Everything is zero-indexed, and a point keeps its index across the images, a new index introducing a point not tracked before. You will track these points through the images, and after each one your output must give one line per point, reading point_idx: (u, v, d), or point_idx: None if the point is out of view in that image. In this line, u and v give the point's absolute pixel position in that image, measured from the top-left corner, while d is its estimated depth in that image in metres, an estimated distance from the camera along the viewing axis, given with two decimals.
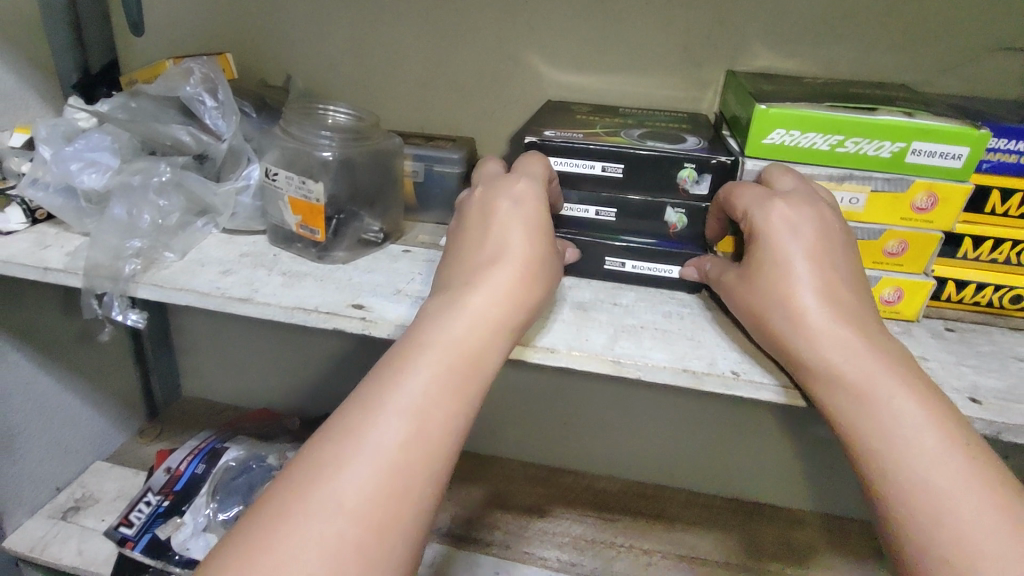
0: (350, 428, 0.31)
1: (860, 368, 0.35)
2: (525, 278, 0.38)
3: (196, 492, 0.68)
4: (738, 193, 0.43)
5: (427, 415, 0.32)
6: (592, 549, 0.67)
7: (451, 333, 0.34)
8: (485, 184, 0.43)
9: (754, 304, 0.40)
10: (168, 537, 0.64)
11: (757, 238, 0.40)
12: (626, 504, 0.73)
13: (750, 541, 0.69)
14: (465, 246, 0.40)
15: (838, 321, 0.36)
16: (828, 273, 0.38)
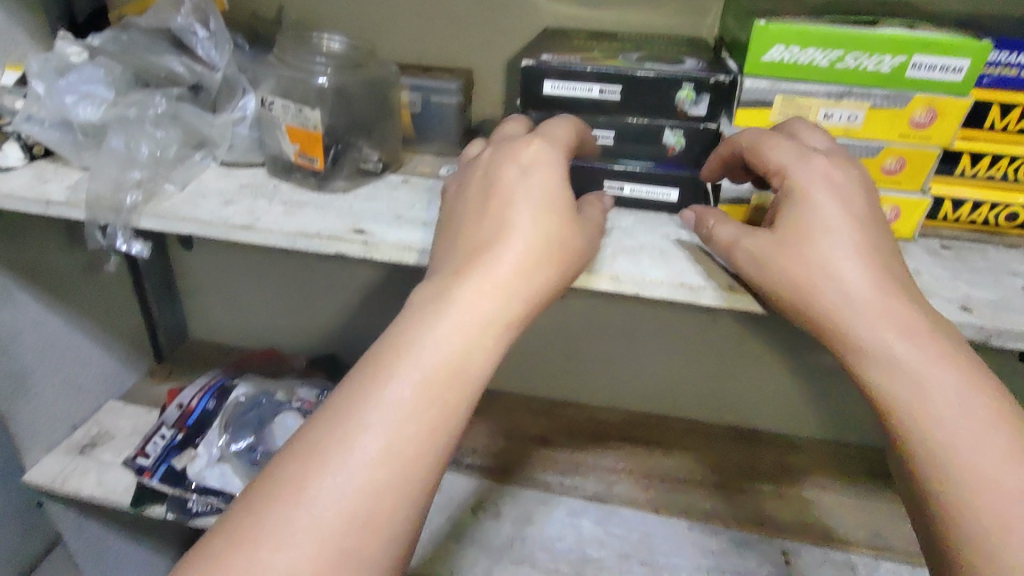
0: (327, 445, 0.30)
1: (894, 362, 0.34)
2: (519, 273, 0.36)
3: (209, 425, 0.70)
4: (773, 145, 0.40)
5: (401, 433, 0.31)
6: (595, 474, 0.69)
7: (436, 338, 0.33)
8: (495, 148, 0.41)
9: (777, 281, 0.39)
10: (184, 467, 0.65)
11: (794, 202, 0.39)
12: (627, 432, 0.75)
13: (747, 465, 0.72)
14: (467, 225, 0.38)
15: (871, 308, 0.35)
16: (866, 254, 0.37)
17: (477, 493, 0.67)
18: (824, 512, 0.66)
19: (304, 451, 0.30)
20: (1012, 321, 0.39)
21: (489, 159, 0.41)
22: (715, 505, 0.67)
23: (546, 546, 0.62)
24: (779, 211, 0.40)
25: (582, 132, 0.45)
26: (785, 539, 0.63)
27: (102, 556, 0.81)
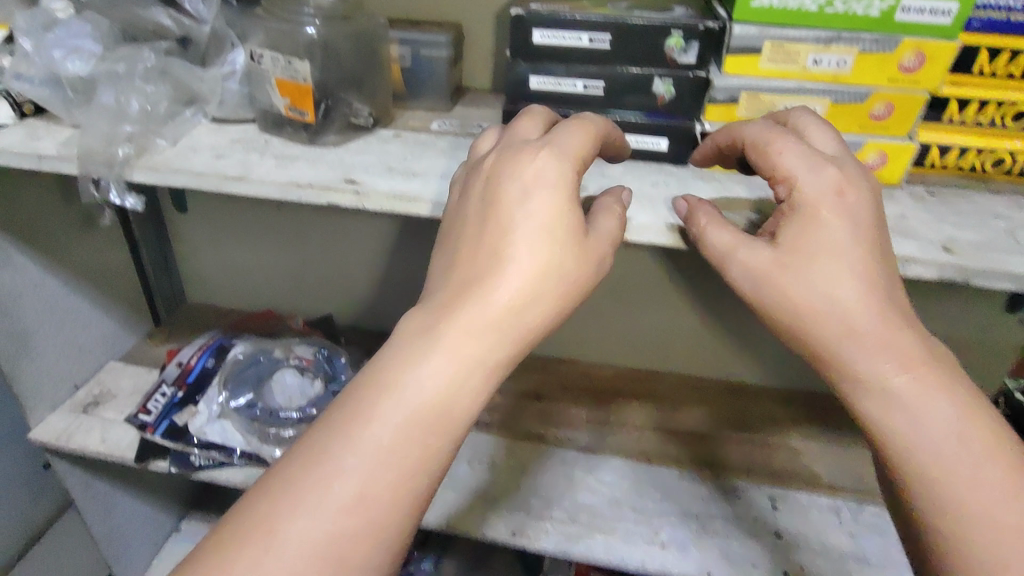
0: (307, 485, 0.32)
1: (876, 394, 0.35)
2: (512, 311, 0.36)
3: (208, 383, 0.71)
4: (780, 148, 0.39)
5: (378, 475, 0.33)
6: (588, 426, 0.71)
7: (419, 378, 0.34)
8: (502, 156, 0.39)
9: (765, 303, 0.39)
10: (185, 423, 0.67)
11: (797, 219, 0.38)
12: (620, 387, 0.77)
13: (736, 416, 0.74)
14: (465, 249, 0.37)
15: (850, 340, 0.36)
16: (870, 283, 0.36)
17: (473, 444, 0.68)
18: (811, 461, 0.68)
19: (279, 488, 0.32)
20: (993, 261, 0.40)
21: (494, 167, 0.39)
22: (706, 455, 0.68)
23: (541, 494, 0.63)
24: (780, 224, 0.39)
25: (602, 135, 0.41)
26: (773, 487, 0.65)
27: (109, 511, 0.84)
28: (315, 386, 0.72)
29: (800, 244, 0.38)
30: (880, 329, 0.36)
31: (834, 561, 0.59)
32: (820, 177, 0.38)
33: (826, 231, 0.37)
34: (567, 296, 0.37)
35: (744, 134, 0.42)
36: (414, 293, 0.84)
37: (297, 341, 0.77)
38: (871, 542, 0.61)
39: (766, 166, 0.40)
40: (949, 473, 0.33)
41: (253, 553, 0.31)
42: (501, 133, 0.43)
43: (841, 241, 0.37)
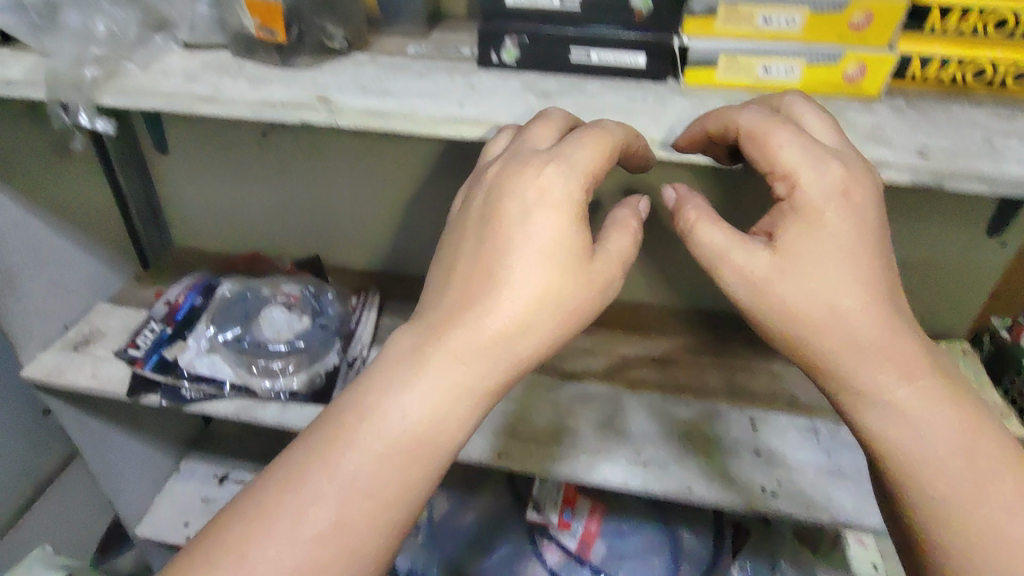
0: (285, 506, 0.36)
1: (871, 398, 0.39)
2: (502, 339, 0.39)
3: (197, 320, 0.72)
4: (780, 141, 0.40)
5: (349, 502, 0.37)
6: (573, 356, 0.72)
7: (404, 407, 0.38)
8: (505, 167, 0.40)
9: (762, 314, 0.40)
10: (175, 357, 0.67)
11: (797, 229, 0.39)
12: (606, 318, 0.78)
13: (720, 345, 0.75)
14: (463, 271, 0.40)
15: (848, 350, 0.39)
16: (873, 294, 0.39)
17: None
18: (791, 385, 0.70)
19: (253, 510, 0.37)
20: (964, 164, 0.41)
21: (505, 174, 0.40)
22: (688, 382, 0.70)
23: (525, 418, 0.65)
24: (778, 226, 0.40)
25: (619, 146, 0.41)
26: (753, 409, 0.67)
27: (106, 449, 0.86)
28: (303, 320, 0.73)
29: (799, 245, 0.39)
30: (880, 342, 0.39)
31: (810, 476, 0.61)
32: (825, 174, 0.39)
33: (832, 233, 0.39)
34: (569, 317, 0.39)
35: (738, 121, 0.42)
36: (400, 232, 0.84)
37: (284, 279, 0.77)
38: (847, 459, 0.63)
39: (765, 158, 0.40)
40: (935, 479, 0.37)
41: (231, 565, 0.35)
42: (516, 136, 0.43)
43: (846, 256, 0.39)
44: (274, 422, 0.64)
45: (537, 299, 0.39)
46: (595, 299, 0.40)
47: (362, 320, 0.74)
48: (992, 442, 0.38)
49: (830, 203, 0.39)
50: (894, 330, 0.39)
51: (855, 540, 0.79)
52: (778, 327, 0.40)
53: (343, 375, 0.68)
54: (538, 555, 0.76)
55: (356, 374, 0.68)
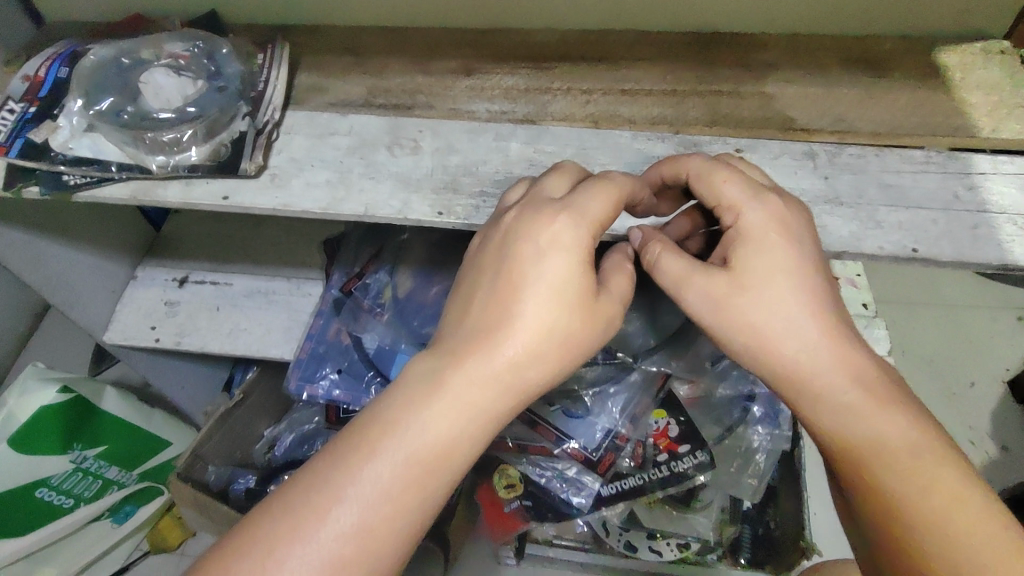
0: (314, 505, 0.40)
1: (820, 393, 0.45)
2: (516, 367, 0.44)
3: (65, 94, 0.59)
4: (723, 183, 0.48)
5: (376, 506, 0.40)
6: (526, 97, 0.61)
7: (426, 427, 0.42)
8: (523, 215, 0.46)
9: (729, 333, 0.46)
10: (46, 140, 0.56)
11: (748, 254, 0.46)
12: (569, 54, 0.65)
13: (705, 68, 0.62)
14: (480, 299, 0.46)
15: (801, 357, 0.45)
16: (819, 311, 0.45)
17: (394, 131, 0.59)
18: (786, 106, 0.59)
19: (279, 508, 0.40)
20: None
21: (521, 221, 0.46)
22: (664, 113, 0.59)
23: (470, 172, 0.56)
24: (729, 252, 0.47)
25: (625, 195, 0.47)
26: (740, 137, 0.57)
27: (38, 259, 0.79)
28: (197, 85, 0.60)
29: (749, 266, 0.46)
30: (829, 345, 0.45)
31: None
32: (765, 205, 0.47)
33: (773, 249, 0.46)
34: (576, 347, 0.45)
35: (686, 165, 0.50)
36: None
37: (167, 39, 0.63)
38: (842, 182, 0.54)
39: (712, 195, 0.48)
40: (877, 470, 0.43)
41: (261, 553, 0.39)
42: (530, 186, 0.50)
43: (789, 282, 0.45)
44: (180, 203, 0.55)
45: (551, 329, 0.44)
46: (596, 329, 0.46)
47: (269, 78, 0.61)
48: (935, 442, 0.43)
49: (769, 229, 0.46)
50: (845, 343, 0.45)
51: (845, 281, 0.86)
52: (739, 339, 0.46)
53: (252, 142, 0.57)
54: None
55: (266, 140, 0.58)
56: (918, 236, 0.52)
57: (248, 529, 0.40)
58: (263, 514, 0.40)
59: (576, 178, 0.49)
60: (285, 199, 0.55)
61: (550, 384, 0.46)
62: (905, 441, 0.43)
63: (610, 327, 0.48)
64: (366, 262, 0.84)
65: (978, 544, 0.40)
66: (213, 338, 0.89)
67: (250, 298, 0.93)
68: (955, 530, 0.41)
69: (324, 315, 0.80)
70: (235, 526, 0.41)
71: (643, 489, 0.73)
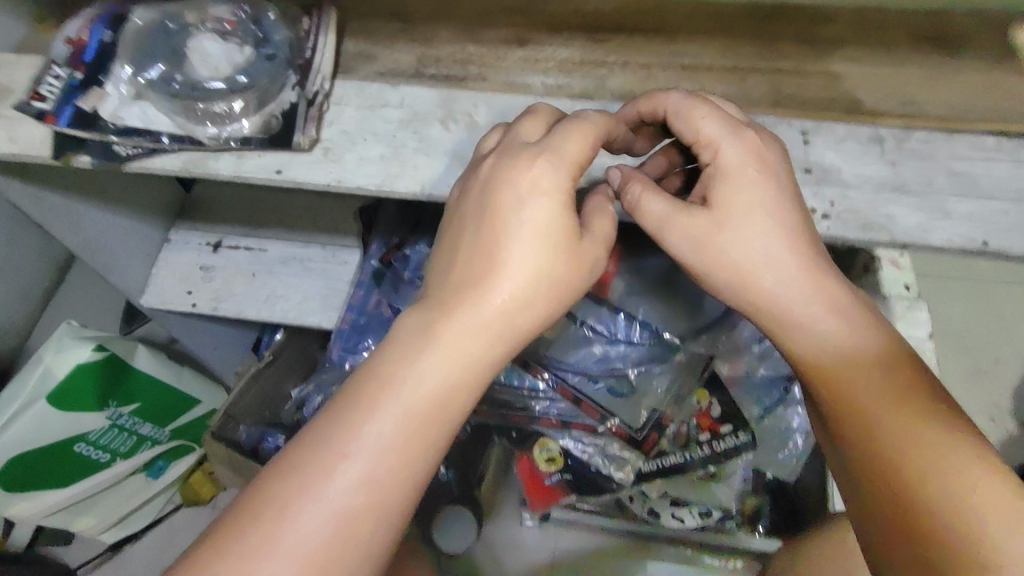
0: (321, 462, 0.40)
1: (795, 322, 0.47)
2: (506, 313, 0.45)
3: (110, 59, 0.57)
4: (699, 118, 0.49)
5: (382, 459, 0.41)
6: (581, 71, 0.59)
7: (423, 376, 0.43)
8: (501, 161, 0.47)
9: (710, 271, 0.50)
10: (95, 109, 0.55)
11: (727, 188, 0.49)
12: (624, 22, 0.61)
13: (769, 40, 0.60)
14: (465, 249, 0.47)
15: (777, 290, 0.48)
16: (794, 244, 0.48)
17: (449, 104, 0.57)
18: (852, 86, 0.57)
19: (288, 471, 0.40)
20: None
21: (498, 169, 0.47)
22: (725, 91, 0.58)
23: None
24: (709, 187, 0.50)
25: (602, 135, 0.48)
26: (805, 118, 0.55)
27: (77, 224, 0.79)
28: (245, 52, 0.58)
29: (729, 203, 0.49)
30: (805, 279, 0.48)
31: (865, 191, 0.52)
32: (741, 138, 0.49)
33: (751, 185, 0.49)
34: (564, 291, 0.47)
35: (664, 101, 0.51)
36: None
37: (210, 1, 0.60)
38: (913, 169, 0.53)
39: (691, 130, 0.50)
40: (859, 396, 0.43)
41: (275, 516, 0.39)
42: (506, 131, 0.51)
43: (764, 216, 0.48)
44: (231, 175, 0.54)
45: (539, 275, 0.46)
46: (582, 274, 0.48)
47: (318, 45, 0.59)
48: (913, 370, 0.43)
49: (746, 164, 0.49)
50: (819, 274, 0.48)
51: (886, 261, 0.85)
52: (720, 275, 0.49)
53: (303, 114, 0.56)
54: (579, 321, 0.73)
55: (319, 112, 0.56)
56: (988, 228, 0.50)
57: (259, 493, 0.40)
58: (274, 476, 0.40)
59: (550, 120, 0.50)
60: (339, 174, 0.54)
61: (539, 328, 0.47)
62: (883, 372, 0.44)
63: (597, 268, 0.49)
64: (406, 234, 0.83)
65: (963, 475, 0.38)
66: (251, 304, 0.90)
67: (286, 265, 0.92)
68: (937, 466, 0.39)
69: (364, 286, 0.80)
70: (245, 495, 0.41)
71: (685, 468, 0.75)
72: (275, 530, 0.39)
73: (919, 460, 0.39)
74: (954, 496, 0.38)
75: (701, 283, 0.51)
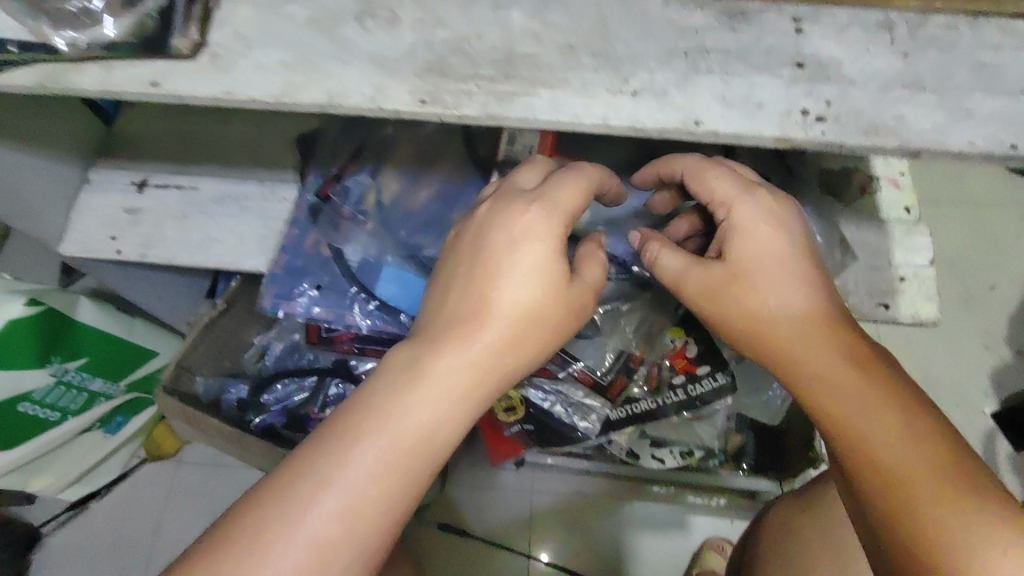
0: (305, 490, 0.44)
1: (796, 347, 0.51)
2: (493, 352, 0.50)
3: None
4: (713, 180, 0.57)
5: (362, 488, 0.44)
6: None
7: (412, 410, 0.47)
8: (495, 209, 0.54)
9: (721, 317, 0.55)
10: None
11: (738, 236, 0.55)
12: None
13: None
14: (458, 292, 0.52)
15: (780, 327, 0.52)
16: (799, 283, 0.53)
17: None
18: None
19: (270, 497, 0.44)
20: None
21: (489, 218, 0.53)
22: None
23: (460, 50, 0.45)
24: (726, 240, 0.55)
25: (592, 186, 0.56)
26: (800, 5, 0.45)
27: None
28: None
29: (740, 254, 0.54)
30: (799, 312, 0.52)
31: (871, 89, 0.43)
32: (752, 198, 0.55)
33: (763, 238, 0.54)
34: (543, 332, 0.52)
35: (682, 164, 0.59)
36: None
37: None
38: (929, 61, 0.44)
39: (707, 192, 0.57)
40: (858, 423, 0.46)
41: (254, 540, 0.42)
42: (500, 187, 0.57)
43: (776, 264, 0.53)
44: (98, 89, 0.44)
45: (521, 316, 0.51)
46: (561, 315, 0.53)
47: None
48: (894, 397, 0.47)
49: (758, 222, 0.54)
50: (818, 308, 0.52)
51: (887, 181, 0.78)
52: (731, 319, 0.54)
53: (185, 13, 0.45)
54: None
55: (204, 10, 0.46)
56: (1016, 128, 0.42)
57: (253, 510, 0.43)
58: (258, 500, 0.44)
59: (545, 171, 0.58)
60: (228, 85, 0.44)
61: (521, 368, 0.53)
62: (874, 406, 0.46)
63: (576, 312, 0.55)
64: (345, 162, 0.75)
65: (948, 502, 0.42)
66: (182, 249, 0.80)
67: (220, 205, 0.82)
68: (926, 497, 0.42)
69: (301, 224, 0.71)
70: (238, 507, 0.44)
71: (658, 414, 0.70)
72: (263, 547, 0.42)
73: (907, 491, 0.43)
74: (940, 522, 0.41)
75: (715, 326, 0.56)
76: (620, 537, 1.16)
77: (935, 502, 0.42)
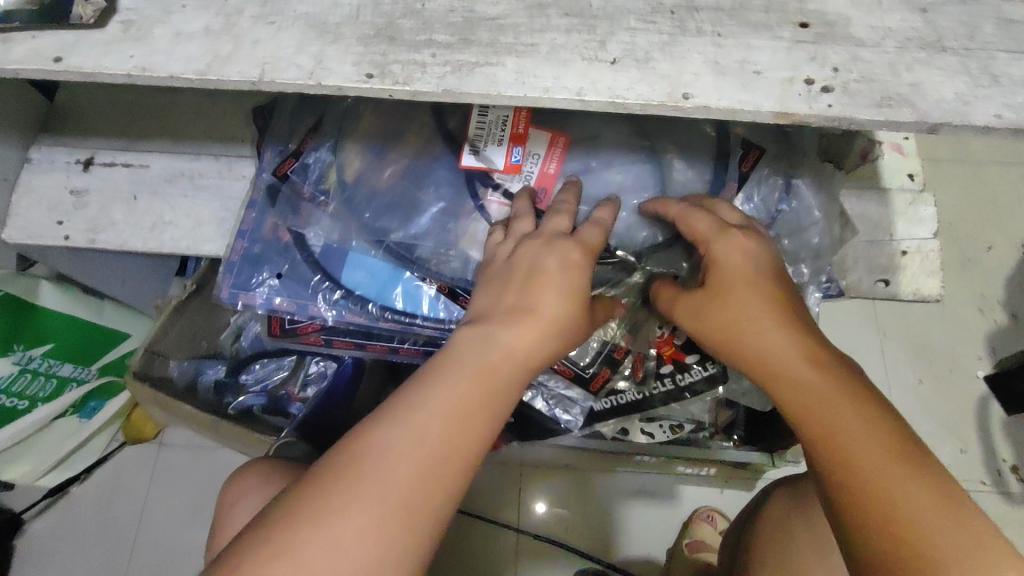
0: (369, 445, 0.40)
1: (765, 354, 0.47)
2: (548, 328, 0.48)
3: None
4: (694, 221, 0.56)
5: (423, 441, 0.40)
6: None
7: (469, 370, 0.44)
8: (527, 242, 0.54)
9: (703, 334, 0.52)
10: None
11: (712, 266, 0.53)
12: None
13: None
14: (512, 286, 0.51)
15: (747, 338, 0.48)
16: (773, 294, 0.49)
17: None
18: None
19: (341, 459, 0.40)
20: None
21: (537, 249, 0.53)
22: None
23: (412, 11, 0.39)
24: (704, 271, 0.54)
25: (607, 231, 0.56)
26: None
27: None
28: None
29: (713, 279, 0.52)
30: (771, 315, 0.48)
31: (884, 51, 0.38)
32: (727, 233, 0.54)
33: (734, 261, 0.52)
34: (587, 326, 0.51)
35: (672, 209, 0.59)
36: None
37: None
38: (947, 17, 0.38)
39: (689, 233, 0.56)
40: (834, 419, 0.42)
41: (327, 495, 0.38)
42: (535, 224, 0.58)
43: (744, 283, 0.50)
44: None
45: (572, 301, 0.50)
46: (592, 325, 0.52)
47: None
48: (871, 402, 0.43)
49: (731, 251, 0.52)
50: (796, 319, 0.48)
51: (891, 147, 0.72)
52: (710, 336, 0.51)
53: None
54: (480, 209, 0.67)
55: None
56: None
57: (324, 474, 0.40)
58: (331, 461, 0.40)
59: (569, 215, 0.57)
60: (144, 57, 0.38)
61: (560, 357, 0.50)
62: (847, 405, 0.42)
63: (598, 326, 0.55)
64: (304, 136, 0.71)
65: (920, 510, 0.38)
66: (133, 233, 0.74)
67: (172, 184, 0.76)
68: (901, 500, 0.39)
69: (258, 205, 0.69)
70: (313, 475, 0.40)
71: (638, 406, 0.73)
72: (315, 517, 0.37)
73: (888, 492, 0.39)
74: (915, 525, 0.38)
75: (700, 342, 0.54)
76: (608, 513, 1.14)
77: (915, 502, 0.38)
